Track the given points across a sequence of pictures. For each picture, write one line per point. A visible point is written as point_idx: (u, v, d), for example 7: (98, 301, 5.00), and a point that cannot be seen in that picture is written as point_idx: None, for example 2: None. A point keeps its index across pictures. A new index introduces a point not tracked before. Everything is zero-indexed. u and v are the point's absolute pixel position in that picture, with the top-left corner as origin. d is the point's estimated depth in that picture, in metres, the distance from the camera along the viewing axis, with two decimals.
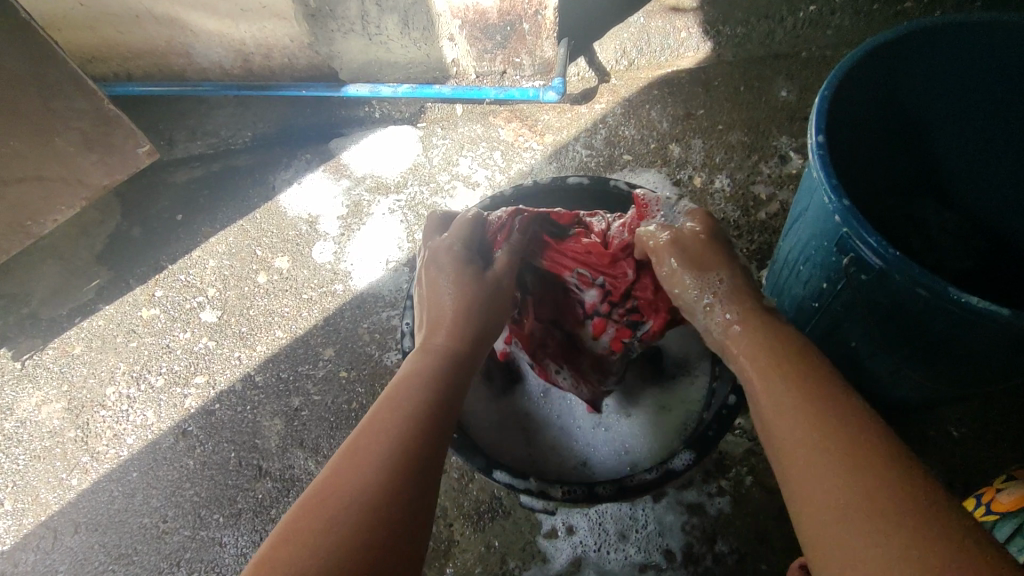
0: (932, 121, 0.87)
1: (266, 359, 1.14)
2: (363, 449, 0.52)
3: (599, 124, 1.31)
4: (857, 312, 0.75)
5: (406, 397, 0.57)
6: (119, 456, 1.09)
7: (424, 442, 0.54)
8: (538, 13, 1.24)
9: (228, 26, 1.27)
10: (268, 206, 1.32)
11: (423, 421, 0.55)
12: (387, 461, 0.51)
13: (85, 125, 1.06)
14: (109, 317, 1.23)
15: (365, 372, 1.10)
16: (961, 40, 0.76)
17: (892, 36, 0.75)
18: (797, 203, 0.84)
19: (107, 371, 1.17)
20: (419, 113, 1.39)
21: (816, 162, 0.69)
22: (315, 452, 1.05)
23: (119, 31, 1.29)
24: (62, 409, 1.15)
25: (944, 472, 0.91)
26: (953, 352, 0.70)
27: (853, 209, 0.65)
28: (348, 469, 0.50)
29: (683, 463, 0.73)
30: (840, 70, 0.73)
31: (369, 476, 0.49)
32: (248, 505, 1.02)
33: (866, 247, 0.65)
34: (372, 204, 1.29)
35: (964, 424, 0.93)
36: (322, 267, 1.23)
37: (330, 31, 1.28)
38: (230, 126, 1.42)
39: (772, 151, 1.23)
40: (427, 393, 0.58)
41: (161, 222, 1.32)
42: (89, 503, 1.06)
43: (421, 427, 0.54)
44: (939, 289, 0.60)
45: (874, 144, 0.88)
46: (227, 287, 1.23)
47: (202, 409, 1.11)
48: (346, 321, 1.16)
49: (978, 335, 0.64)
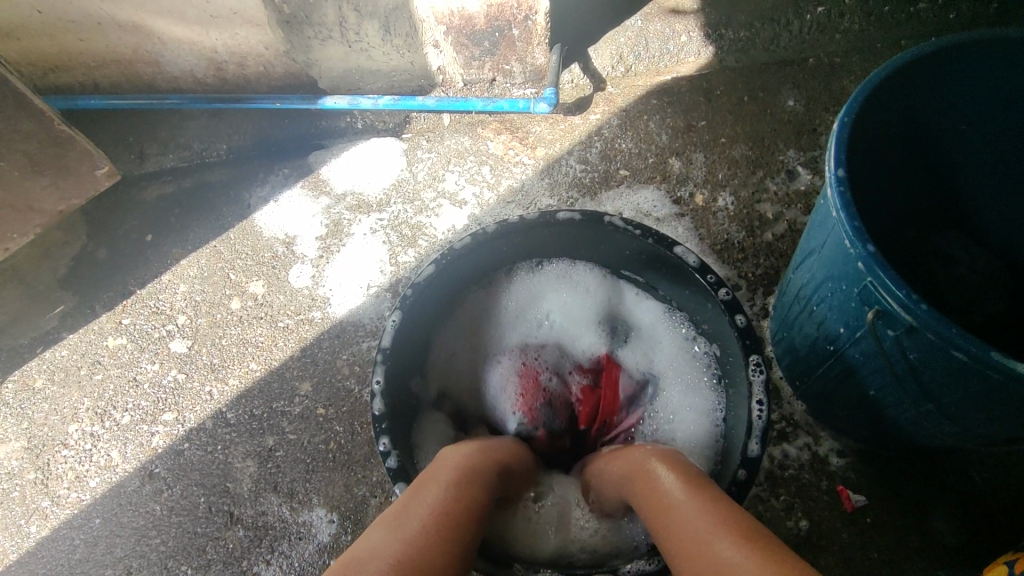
0: (959, 143, 0.79)
1: (240, 393, 1.07)
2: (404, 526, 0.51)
3: (594, 136, 1.23)
4: (878, 362, 0.68)
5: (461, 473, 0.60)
6: (80, 501, 1.01)
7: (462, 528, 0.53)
8: (528, 18, 1.16)
9: (197, 33, 1.19)
10: (243, 226, 1.24)
11: (477, 497, 0.58)
12: (423, 535, 0.50)
13: (32, 146, 0.96)
14: (72, 347, 1.15)
15: (344, 409, 1.03)
16: (997, 57, 0.68)
17: (920, 54, 0.66)
18: (810, 234, 0.77)
19: (70, 407, 1.10)
20: (403, 124, 1.31)
21: (835, 199, 0.61)
22: (290, 497, 0.97)
23: (79, 39, 1.21)
24: (21, 449, 1.07)
25: (967, 524, 0.84)
26: (987, 413, 0.62)
27: (879, 255, 0.58)
28: (386, 539, 0.49)
29: None
30: (861, 93, 0.65)
31: (405, 547, 0.48)
32: (219, 556, 0.95)
33: (892, 301, 0.57)
34: (353, 224, 1.21)
35: (988, 468, 0.86)
36: (299, 292, 1.15)
37: (307, 38, 1.20)
38: (203, 138, 1.34)
39: (778, 166, 1.15)
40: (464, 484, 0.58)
41: (130, 244, 1.25)
42: (48, 553, 0.98)
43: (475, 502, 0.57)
44: (979, 353, 0.53)
45: (895, 169, 0.80)
46: (199, 314, 1.16)
47: (170, 449, 1.04)
48: (325, 352, 1.09)
49: (1020, 400, 0.57)
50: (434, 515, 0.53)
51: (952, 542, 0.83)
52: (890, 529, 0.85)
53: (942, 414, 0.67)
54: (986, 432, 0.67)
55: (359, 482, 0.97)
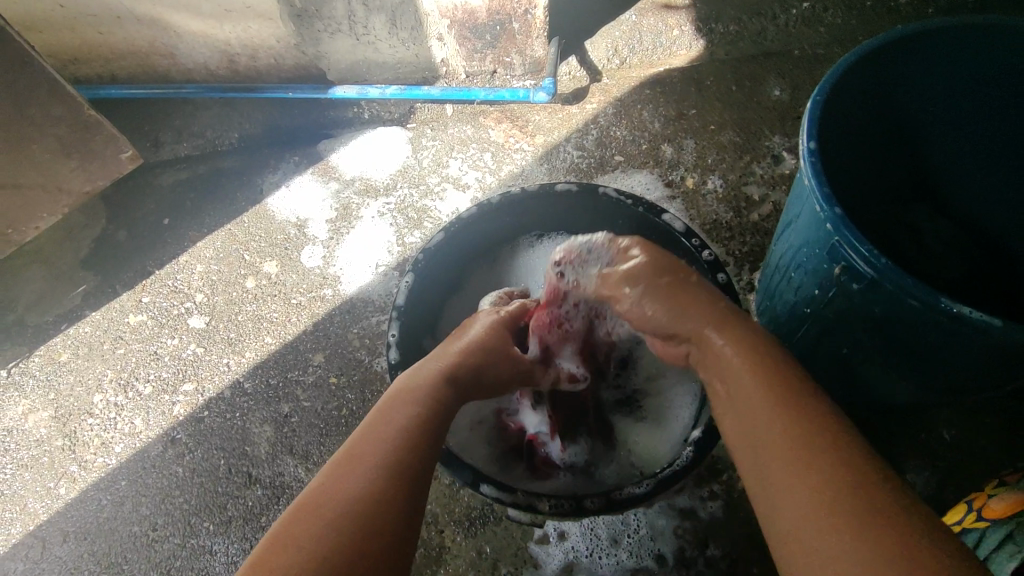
0: (929, 124, 0.86)
1: (256, 365, 1.13)
2: (366, 459, 0.57)
3: (590, 124, 1.30)
4: (849, 320, 0.74)
5: (400, 408, 0.63)
6: (107, 465, 1.09)
7: (422, 456, 0.60)
8: (527, 12, 1.22)
9: (212, 27, 1.25)
10: (256, 210, 1.30)
11: (415, 434, 0.61)
12: (362, 490, 0.54)
13: (62, 132, 1.03)
14: (95, 324, 1.22)
15: (355, 377, 1.09)
16: (959, 43, 0.75)
17: (885, 39, 0.73)
18: (790, 207, 0.83)
19: (94, 378, 1.16)
20: (408, 114, 1.37)
21: (807, 169, 0.68)
22: (306, 458, 1.04)
23: (99, 32, 1.27)
24: (49, 418, 1.14)
25: (934, 474, 0.91)
26: (945, 363, 0.69)
27: (845, 217, 0.64)
28: (346, 475, 0.56)
29: (674, 468, 0.74)
30: (831, 76, 0.72)
31: (364, 486, 0.54)
32: (239, 513, 1.02)
33: (856, 258, 0.64)
34: (361, 207, 1.27)
35: (956, 427, 0.93)
36: (310, 271, 1.22)
37: (317, 31, 1.25)
38: (216, 127, 1.40)
39: (764, 151, 1.22)
40: (427, 410, 0.64)
41: (148, 227, 1.31)
42: (78, 512, 1.06)
43: (414, 440, 0.60)
44: (931, 302, 0.60)
45: (869, 149, 0.87)
46: (216, 292, 1.22)
47: (191, 417, 1.10)
48: (336, 326, 1.15)
49: (972, 347, 0.64)
50: (395, 446, 0.59)
51: (919, 491, 0.90)
52: None
53: (906, 366, 0.74)
54: (946, 382, 0.74)
55: None
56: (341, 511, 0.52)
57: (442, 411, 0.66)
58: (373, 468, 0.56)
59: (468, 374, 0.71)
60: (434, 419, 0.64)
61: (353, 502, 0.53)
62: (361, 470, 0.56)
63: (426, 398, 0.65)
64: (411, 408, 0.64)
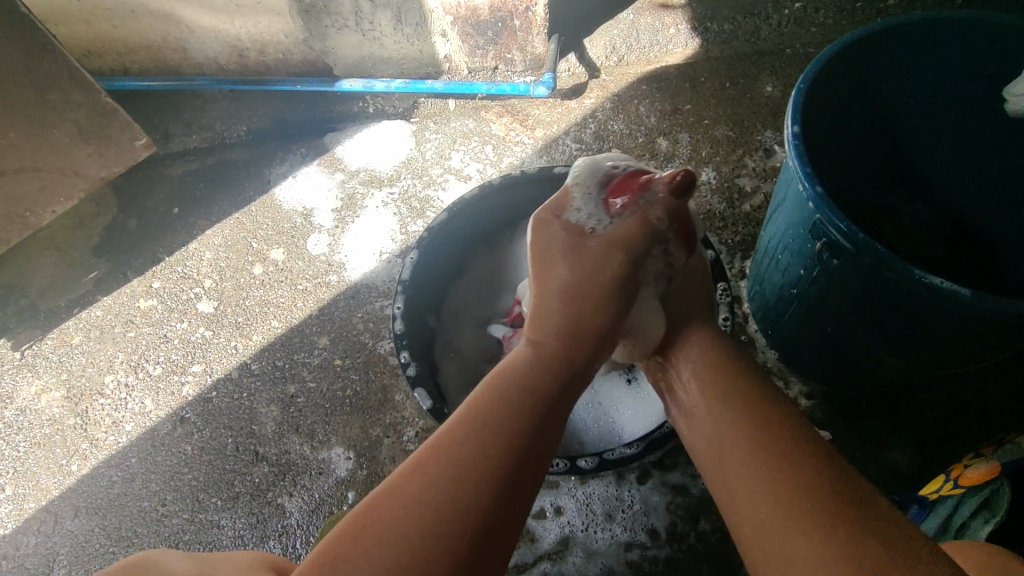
0: (908, 113, 0.91)
1: (262, 348, 1.17)
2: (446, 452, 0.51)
3: (588, 118, 1.34)
4: (833, 297, 0.79)
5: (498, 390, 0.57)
6: (118, 443, 1.12)
7: (516, 452, 0.52)
8: (528, 9, 1.27)
9: (223, 22, 1.29)
10: (263, 199, 1.34)
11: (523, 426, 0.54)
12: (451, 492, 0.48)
13: (80, 117, 1.11)
14: (106, 308, 1.25)
15: (359, 360, 1.13)
16: (932, 35, 0.81)
17: (863, 31, 0.79)
18: (777, 193, 0.88)
19: (105, 360, 1.20)
20: (411, 109, 1.42)
21: (792, 152, 0.73)
22: (310, 437, 1.08)
23: (113, 26, 1.31)
24: (61, 398, 1.17)
25: (918, 453, 0.94)
26: (922, 335, 0.74)
27: (826, 196, 0.69)
28: (427, 470, 0.49)
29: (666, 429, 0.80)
30: (815, 66, 0.77)
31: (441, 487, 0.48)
32: (245, 489, 1.05)
33: (837, 232, 0.69)
34: (366, 197, 1.31)
35: (940, 408, 0.96)
36: (316, 258, 1.25)
37: (324, 26, 1.29)
38: (225, 120, 1.44)
39: (757, 145, 1.26)
40: (519, 397, 0.56)
41: (157, 215, 1.34)
42: (89, 488, 1.09)
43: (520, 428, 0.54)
44: (907, 270, 0.65)
45: (853, 137, 0.92)
46: (224, 278, 1.26)
47: (199, 397, 1.14)
48: (341, 311, 1.19)
49: (946, 316, 0.68)
50: (479, 440, 0.52)
51: (904, 468, 0.94)
52: (850, 460, 0.95)
53: (886, 339, 0.79)
54: (924, 356, 0.78)
55: (373, 423, 1.07)
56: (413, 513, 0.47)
57: (539, 395, 0.57)
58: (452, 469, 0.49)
59: (581, 356, 0.63)
60: (535, 412, 0.55)
61: (427, 504, 0.47)
62: (444, 466, 0.49)
63: (521, 384, 0.58)
64: (501, 396, 0.56)
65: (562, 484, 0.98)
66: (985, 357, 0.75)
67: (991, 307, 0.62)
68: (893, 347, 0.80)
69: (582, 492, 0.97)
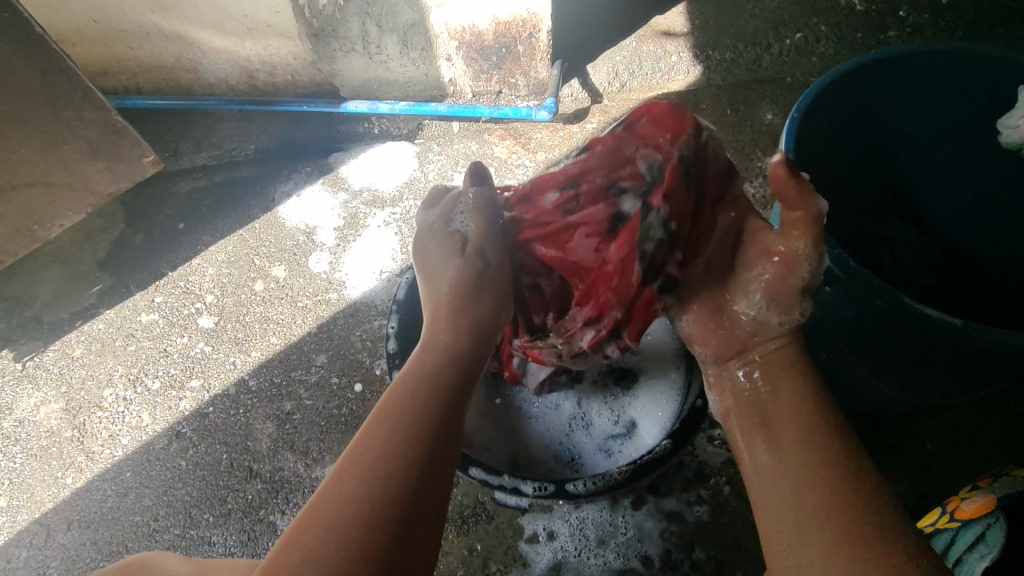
0: (903, 141, 0.92)
1: (260, 364, 1.17)
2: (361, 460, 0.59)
3: (589, 142, 1.35)
4: (827, 324, 0.79)
5: (388, 412, 0.64)
6: (113, 456, 1.12)
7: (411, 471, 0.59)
8: (532, 36, 1.29)
9: (234, 43, 1.32)
10: (267, 217, 1.35)
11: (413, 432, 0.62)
12: (358, 492, 0.56)
13: (91, 135, 1.13)
14: (108, 321, 1.26)
15: (356, 378, 1.13)
16: (923, 65, 0.82)
17: (855, 61, 0.80)
18: (772, 219, 0.88)
19: (105, 373, 1.20)
20: (416, 130, 1.43)
21: None
22: (305, 454, 1.08)
23: (128, 46, 1.34)
24: (60, 410, 1.18)
25: (918, 484, 0.93)
26: (914, 364, 0.74)
27: (818, 223, 0.70)
28: (353, 466, 0.59)
29: (662, 451, 0.79)
30: (810, 94, 0.78)
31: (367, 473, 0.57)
32: (238, 506, 1.05)
33: (828, 259, 0.70)
34: (368, 217, 1.32)
35: (936, 439, 0.96)
36: (317, 276, 1.26)
37: (332, 50, 1.32)
38: (233, 139, 1.46)
39: (757, 172, 1.27)
40: (429, 395, 0.66)
41: (163, 231, 1.36)
42: (83, 501, 1.09)
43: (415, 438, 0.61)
44: (898, 299, 0.65)
45: (847, 164, 0.93)
46: (225, 294, 1.27)
47: (196, 411, 1.14)
48: (340, 328, 1.19)
49: (938, 347, 0.68)
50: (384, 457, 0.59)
51: (903, 500, 0.92)
52: None
53: (878, 368, 0.79)
54: (918, 385, 0.78)
55: None
56: (347, 503, 0.55)
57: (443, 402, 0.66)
58: (372, 457, 0.59)
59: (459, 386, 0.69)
60: (428, 416, 0.64)
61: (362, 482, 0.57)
62: (362, 460, 0.59)
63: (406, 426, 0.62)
64: (415, 404, 0.65)
65: (556, 508, 0.97)
66: (983, 388, 0.74)
67: (979, 336, 0.62)
68: (889, 375, 0.79)
69: (575, 517, 0.96)
